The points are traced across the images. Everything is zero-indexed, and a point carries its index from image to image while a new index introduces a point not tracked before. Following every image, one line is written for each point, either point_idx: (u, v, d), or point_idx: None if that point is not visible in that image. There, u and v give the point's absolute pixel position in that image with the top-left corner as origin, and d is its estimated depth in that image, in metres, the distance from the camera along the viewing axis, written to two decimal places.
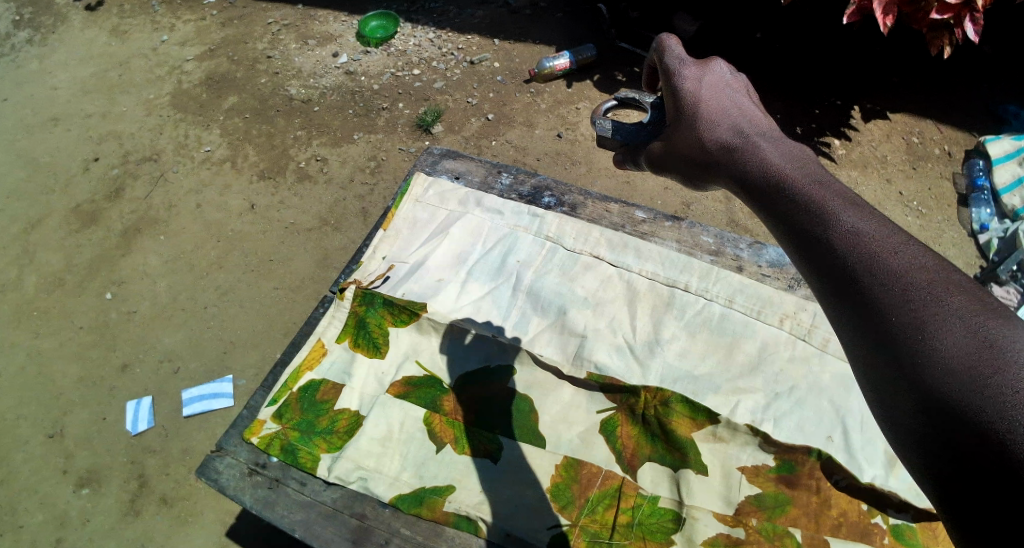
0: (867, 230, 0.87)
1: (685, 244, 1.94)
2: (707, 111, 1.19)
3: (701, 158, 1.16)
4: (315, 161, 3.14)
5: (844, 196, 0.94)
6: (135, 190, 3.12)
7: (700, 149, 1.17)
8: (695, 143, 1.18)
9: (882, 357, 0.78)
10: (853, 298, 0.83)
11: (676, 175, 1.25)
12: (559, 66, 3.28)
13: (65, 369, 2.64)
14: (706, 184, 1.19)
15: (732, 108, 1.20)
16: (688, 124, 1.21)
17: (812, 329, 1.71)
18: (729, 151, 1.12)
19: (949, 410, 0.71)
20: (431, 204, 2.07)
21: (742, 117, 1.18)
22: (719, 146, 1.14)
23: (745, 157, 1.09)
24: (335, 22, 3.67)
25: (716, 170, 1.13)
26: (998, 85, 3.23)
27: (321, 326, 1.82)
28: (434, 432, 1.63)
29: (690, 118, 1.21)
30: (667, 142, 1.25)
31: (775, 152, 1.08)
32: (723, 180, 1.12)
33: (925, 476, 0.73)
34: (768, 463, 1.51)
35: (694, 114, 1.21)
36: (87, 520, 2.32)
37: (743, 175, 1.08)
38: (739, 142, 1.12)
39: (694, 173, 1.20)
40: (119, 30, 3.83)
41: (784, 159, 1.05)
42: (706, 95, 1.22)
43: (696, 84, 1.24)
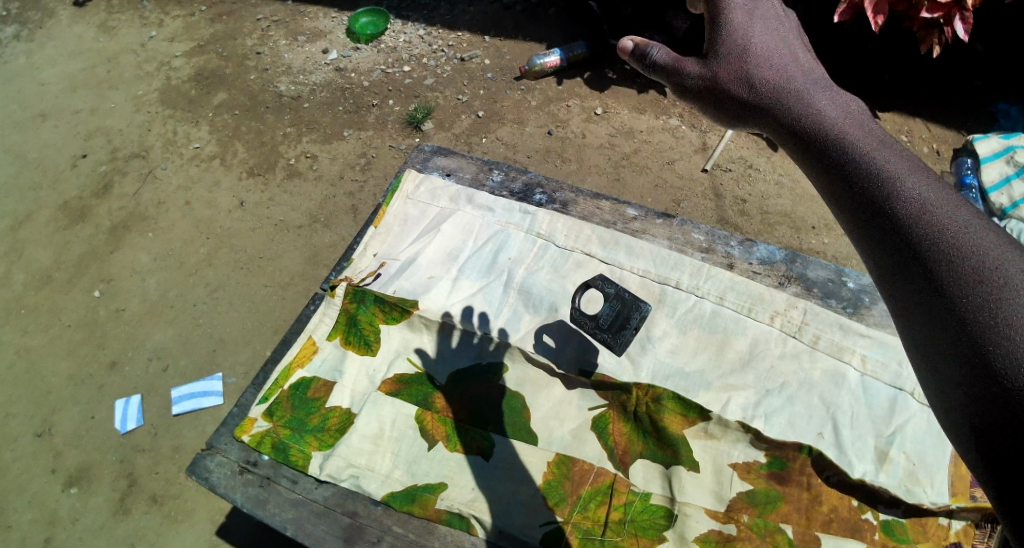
0: (931, 197, 0.93)
1: (676, 241, 1.93)
2: (753, 49, 1.22)
3: (744, 98, 1.20)
4: (305, 158, 3.12)
5: (903, 160, 0.99)
6: (123, 186, 3.09)
7: (743, 87, 1.20)
8: (739, 81, 1.21)
9: (932, 311, 0.85)
10: (908, 255, 0.90)
11: (706, 108, 1.28)
12: (550, 64, 3.27)
13: (53, 367, 2.61)
14: (738, 123, 1.24)
15: (779, 47, 1.22)
16: (738, 62, 1.22)
17: (802, 325, 1.72)
18: (775, 94, 1.17)
19: (972, 345, 0.80)
20: (422, 201, 2.05)
21: (788, 60, 1.21)
22: (766, 88, 1.18)
23: (791, 102, 1.15)
24: (325, 19, 3.65)
25: (757, 112, 1.19)
26: (988, 83, 3.25)
27: (312, 323, 1.80)
28: (426, 430, 1.62)
29: (742, 57, 1.22)
30: (702, 69, 1.25)
31: (823, 100, 1.14)
32: (766, 124, 1.18)
33: (958, 419, 0.80)
34: (760, 460, 1.52)
35: (747, 55, 1.21)
36: (76, 519, 2.30)
37: (798, 129, 1.12)
38: (786, 86, 1.17)
39: (729, 110, 1.23)
40: (107, 25, 3.79)
41: (832, 107, 1.12)
42: (760, 37, 1.23)
43: (745, 18, 1.24)
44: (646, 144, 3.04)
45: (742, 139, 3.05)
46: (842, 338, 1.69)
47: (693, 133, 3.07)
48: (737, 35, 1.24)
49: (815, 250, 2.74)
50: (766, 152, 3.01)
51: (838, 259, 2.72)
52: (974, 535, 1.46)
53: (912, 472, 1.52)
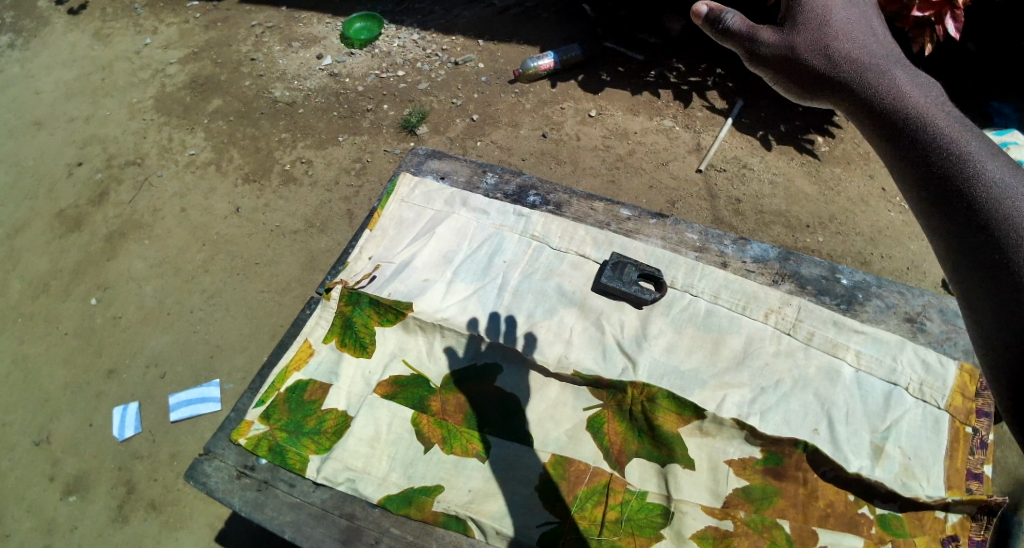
0: (1009, 183, 0.98)
1: (670, 241, 1.94)
2: (830, 22, 1.24)
3: (819, 69, 1.22)
4: (300, 163, 3.13)
5: (979, 144, 1.04)
6: (119, 194, 3.10)
7: (820, 58, 1.22)
8: (817, 51, 1.22)
9: (996, 285, 0.91)
10: (980, 232, 0.95)
11: (775, 76, 1.28)
12: (543, 67, 3.30)
13: (50, 375, 2.61)
14: (804, 92, 1.26)
15: (854, 21, 1.25)
16: (818, 30, 1.23)
17: (796, 323, 1.73)
18: (852, 67, 1.20)
19: None
20: (417, 205, 2.06)
21: (863, 34, 1.23)
22: (843, 61, 1.20)
23: (870, 76, 1.18)
24: (319, 25, 3.66)
25: (831, 84, 1.21)
26: (979, 82, 3.27)
27: (308, 326, 1.81)
28: (422, 432, 1.63)
29: (821, 28, 1.23)
30: (780, 36, 1.26)
31: (902, 78, 1.17)
32: (838, 96, 1.20)
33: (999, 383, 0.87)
34: (755, 456, 1.53)
35: (828, 25, 1.23)
36: (75, 527, 2.30)
37: (873, 103, 1.16)
38: (863, 60, 1.20)
39: (800, 80, 1.24)
40: (102, 33, 3.80)
41: (911, 86, 1.15)
42: (842, 9, 1.25)
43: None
44: (640, 146, 3.05)
45: (736, 139, 3.06)
46: (836, 335, 1.70)
47: (687, 134, 3.09)
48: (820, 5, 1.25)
49: (810, 249, 2.75)
50: (759, 152, 3.02)
51: (833, 258, 2.73)
52: (971, 528, 1.47)
53: (908, 467, 1.53)
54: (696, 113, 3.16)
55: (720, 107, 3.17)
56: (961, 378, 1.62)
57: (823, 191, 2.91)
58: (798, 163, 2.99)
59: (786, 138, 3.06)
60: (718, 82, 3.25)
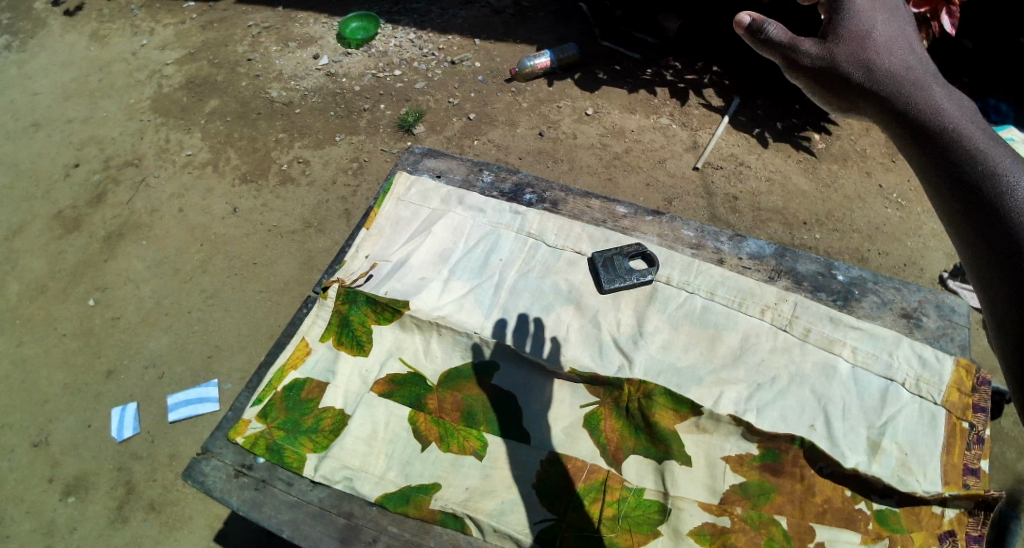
0: None
1: (665, 238, 1.94)
2: (873, 34, 1.20)
3: (860, 84, 1.17)
4: (298, 163, 3.13)
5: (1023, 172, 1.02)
6: (117, 195, 3.10)
7: (862, 71, 1.17)
8: (859, 64, 1.17)
9: None
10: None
11: (814, 88, 1.24)
12: (540, 65, 3.29)
13: (49, 376, 2.61)
14: (843, 105, 1.22)
15: (898, 33, 1.20)
16: (859, 42, 1.19)
17: (793, 319, 1.73)
18: (896, 82, 1.15)
19: None
20: (413, 203, 2.06)
21: (908, 49, 1.19)
22: (886, 76, 1.16)
23: (912, 93, 1.14)
24: (316, 25, 3.66)
25: (873, 99, 1.16)
26: (976, 77, 3.27)
27: (305, 325, 1.81)
28: (419, 431, 1.63)
29: (862, 39, 1.19)
30: (820, 47, 1.21)
31: (943, 97, 1.14)
32: (880, 112, 1.16)
33: None
34: (752, 452, 1.53)
35: (869, 38, 1.19)
36: (74, 528, 2.30)
37: (914, 122, 1.12)
38: (906, 75, 1.16)
39: (839, 93, 1.20)
40: (99, 34, 3.80)
41: (952, 106, 1.12)
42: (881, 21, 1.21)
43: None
44: (637, 144, 3.05)
45: (733, 137, 3.06)
46: (833, 330, 1.70)
47: (683, 132, 3.09)
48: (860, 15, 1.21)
49: (807, 245, 2.75)
50: (756, 150, 3.02)
51: (830, 254, 2.74)
52: (969, 523, 1.46)
53: (904, 463, 1.53)
54: (692, 111, 3.16)
55: (716, 105, 3.17)
56: (957, 373, 1.62)
57: (821, 188, 2.91)
58: (795, 160, 3.00)
59: (782, 135, 3.07)
60: (714, 80, 3.26)
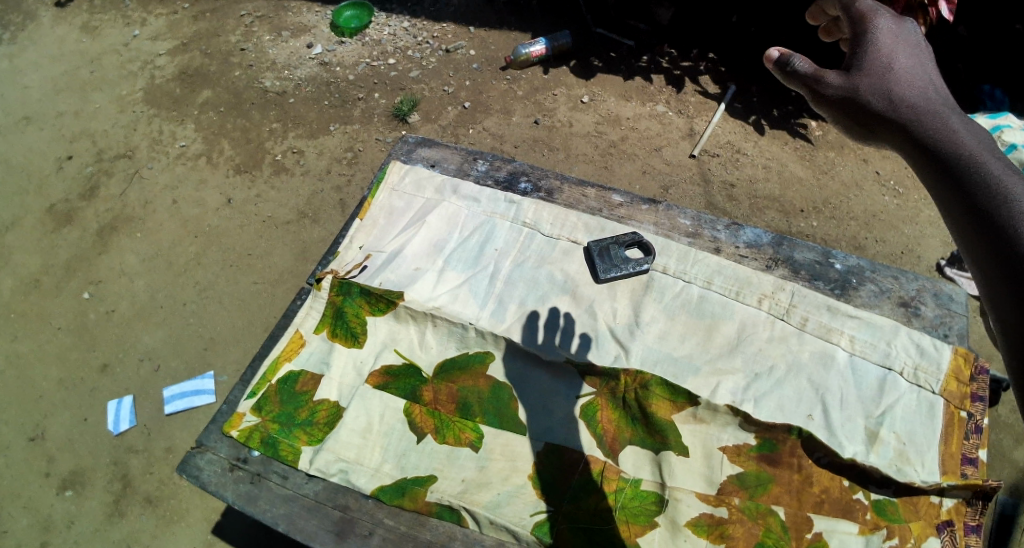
0: None
1: (662, 226, 1.92)
2: (895, 69, 1.26)
3: (880, 111, 1.23)
4: (292, 153, 3.10)
5: None
6: (110, 187, 3.07)
7: (882, 100, 1.23)
8: (879, 93, 1.23)
9: None
10: None
11: (838, 117, 1.29)
12: (535, 53, 3.25)
13: (44, 372, 2.60)
14: (863, 131, 1.27)
15: (920, 70, 1.26)
16: (876, 73, 1.25)
17: (790, 308, 1.72)
18: (913, 110, 1.20)
19: None
20: (407, 193, 2.03)
21: (929, 84, 1.24)
22: (905, 105, 1.21)
23: (926, 116, 1.18)
24: (309, 13, 3.62)
25: (890, 124, 1.21)
26: (974, 63, 3.24)
27: (299, 317, 1.79)
28: (415, 423, 1.62)
29: (880, 71, 1.25)
30: (841, 78, 1.28)
31: (957, 120, 1.17)
32: (897, 135, 1.20)
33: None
34: (750, 443, 1.52)
35: (887, 68, 1.25)
36: (72, 523, 2.29)
37: (928, 143, 1.15)
38: (925, 105, 1.20)
39: (859, 118, 1.26)
40: (90, 26, 3.75)
41: (965, 128, 1.15)
42: (898, 53, 1.27)
43: (891, 39, 1.29)
44: (633, 131, 3.03)
45: (729, 124, 3.04)
46: (831, 320, 1.69)
47: (680, 120, 3.07)
48: (877, 47, 1.28)
49: (804, 233, 2.74)
50: (753, 137, 3.00)
51: (827, 242, 2.72)
52: (967, 512, 1.47)
53: (902, 452, 1.53)
54: (688, 98, 3.13)
55: (713, 92, 3.15)
56: (956, 362, 1.62)
57: (818, 176, 2.89)
58: (791, 147, 2.98)
59: (779, 122, 3.04)
60: (710, 67, 3.23)
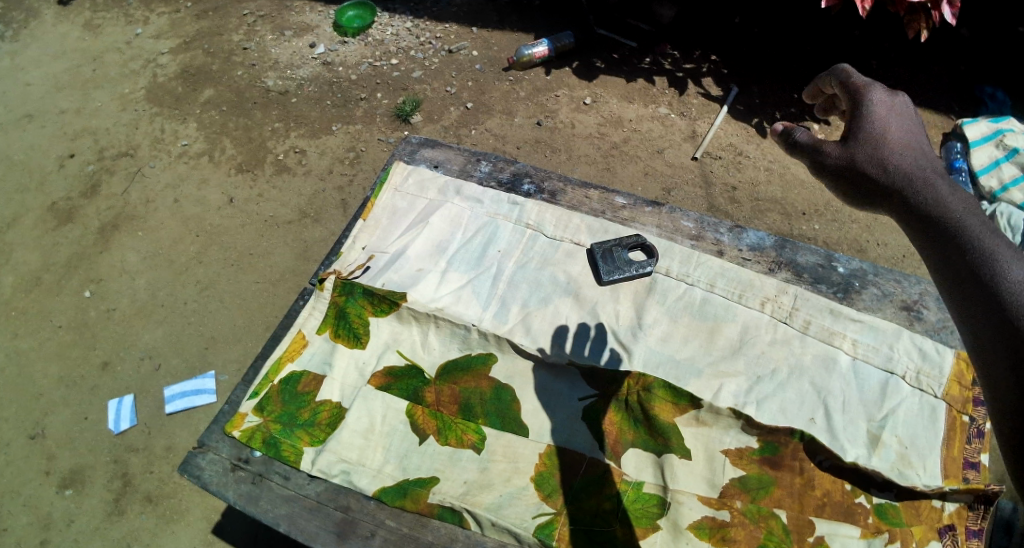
0: None
1: (665, 229, 1.92)
2: (888, 137, 1.27)
3: (878, 183, 1.24)
4: (294, 153, 3.10)
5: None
6: (112, 186, 3.07)
7: (878, 172, 1.24)
8: (875, 165, 1.25)
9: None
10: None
11: (838, 187, 1.31)
12: (537, 54, 3.24)
13: (44, 369, 2.60)
14: (863, 202, 1.28)
15: (912, 139, 1.27)
16: (870, 145, 1.27)
17: (793, 311, 1.72)
18: (909, 180, 1.22)
19: None
20: (410, 194, 2.03)
21: (925, 154, 1.25)
22: (901, 176, 1.23)
23: (921, 189, 1.20)
24: (312, 13, 3.62)
25: (888, 196, 1.23)
26: (976, 67, 3.24)
27: (301, 318, 1.79)
28: (417, 424, 1.62)
29: (873, 142, 1.27)
30: (839, 149, 1.29)
31: (953, 191, 1.19)
32: (896, 209, 1.22)
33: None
34: (752, 446, 1.53)
35: (880, 139, 1.27)
36: (71, 521, 2.29)
37: (927, 219, 1.17)
38: (920, 175, 1.22)
39: (859, 190, 1.27)
40: (92, 24, 3.75)
41: (959, 200, 1.17)
42: (888, 123, 1.28)
43: (886, 109, 1.30)
44: (635, 133, 3.03)
45: (731, 126, 3.04)
46: (833, 323, 1.69)
47: (682, 122, 3.07)
48: (870, 117, 1.29)
49: (806, 236, 2.74)
50: (755, 139, 3.00)
51: (828, 245, 2.72)
52: (968, 517, 1.47)
53: (904, 456, 1.53)
54: (691, 100, 3.13)
55: (715, 94, 3.15)
56: (957, 366, 1.62)
57: None
58: None
59: (780, 125, 3.04)
60: (712, 68, 3.23)
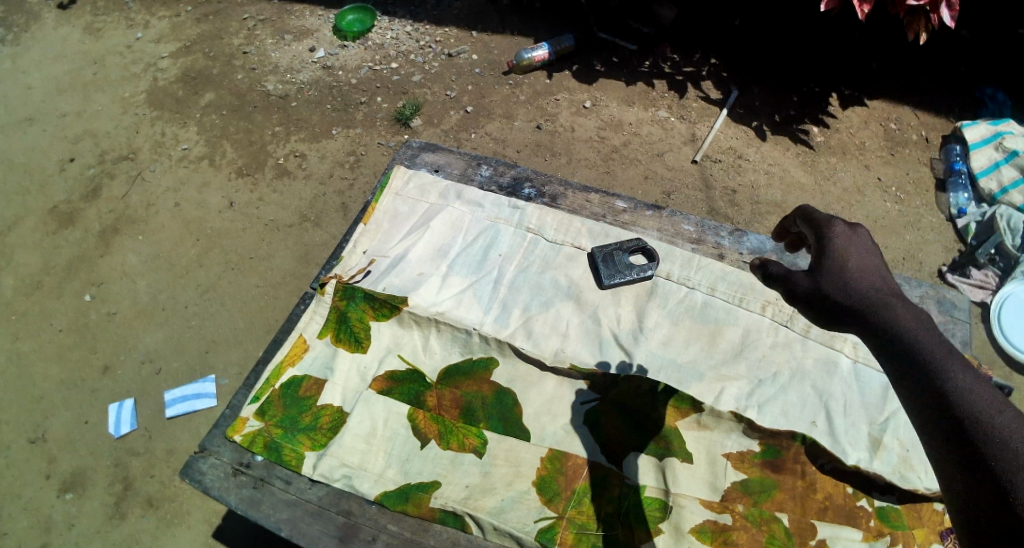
0: None
1: (666, 232, 1.92)
2: (854, 270, 1.14)
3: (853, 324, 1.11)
4: (294, 157, 3.10)
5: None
6: (112, 189, 3.07)
7: (851, 311, 1.11)
8: (846, 302, 1.11)
9: None
10: None
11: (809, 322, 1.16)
12: (538, 58, 3.26)
13: (44, 372, 2.60)
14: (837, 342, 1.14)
15: (878, 272, 1.15)
16: (838, 280, 1.13)
17: (794, 315, 1.72)
18: (882, 322, 1.08)
19: None
20: (411, 198, 2.03)
21: (892, 288, 1.13)
22: (874, 317, 1.09)
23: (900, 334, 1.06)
24: (312, 17, 3.62)
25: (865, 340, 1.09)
26: (976, 70, 3.25)
27: (302, 322, 1.79)
28: (419, 428, 1.62)
29: (842, 277, 1.14)
30: (807, 284, 1.15)
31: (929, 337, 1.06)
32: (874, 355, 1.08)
33: None
34: (754, 449, 1.53)
35: (848, 274, 1.14)
36: (72, 524, 2.29)
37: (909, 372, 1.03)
38: (889, 312, 1.09)
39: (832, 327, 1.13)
40: (92, 27, 3.75)
41: (940, 349, 1.04)
42: (854, 256, 1.16)
43: (847, 241, 1.18)
44: (635, 136, 3.03)
45: (731, 129, 3.04)
46: None
47: (682, 125, 3.07)
48: (833, 250, 1.17)
49: None
50: (755, 142, 3.00)
51: None
52: None
53: (906, 459, 1.53)
54: (690, 103, 3.14)
55: (714, 98, 3.15)
56: None
57: (819, 181, 2.90)
58: (793, 153, 2.98)
59: (780, 128, 3.05)
60: (712, 71, 3.24)
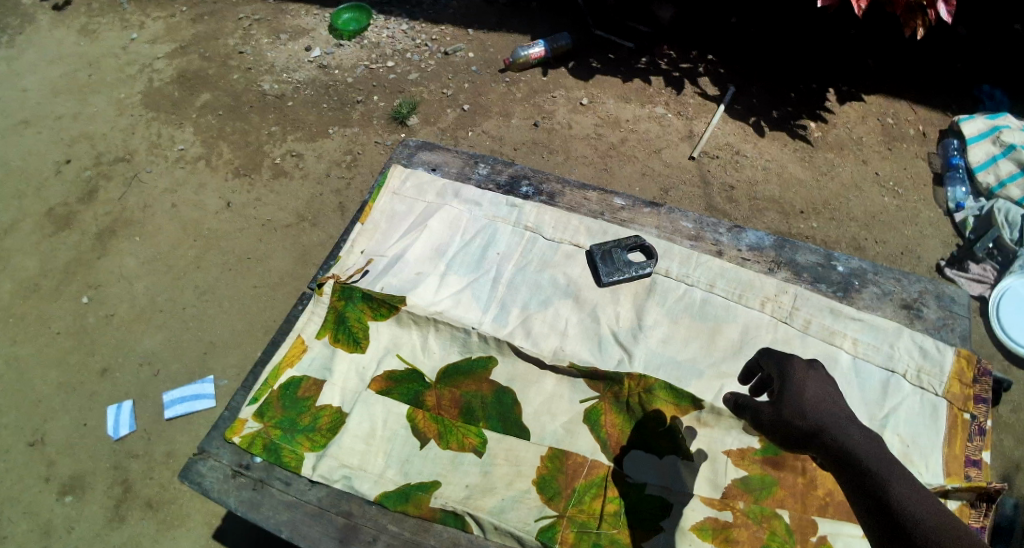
0: None
1: (664, 230, 1.92)
2: (814, 403, 1.21)
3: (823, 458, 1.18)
4: (291, 157, 3.09)
5: None
6: (109, 191, 3.06)
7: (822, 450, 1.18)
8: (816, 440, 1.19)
9: None
10: None
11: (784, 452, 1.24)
12: (534, 55, 3.26)
13: (43, 375, 2.59)
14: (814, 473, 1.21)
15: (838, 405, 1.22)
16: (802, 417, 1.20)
17: (793, 311, 1.71)
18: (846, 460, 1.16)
19: None
20: (409, 197, 2.02)
21: (844, 417, 1.21)
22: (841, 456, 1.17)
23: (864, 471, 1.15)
24: (307, 16, 3.61)
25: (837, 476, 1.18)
26: (973, 65, 3.24)
27: (300, 322, 1.78)
28: (418, 428, 1.62)
29: (805, 412, 1.20)
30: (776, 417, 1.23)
31: (891, 474, 1.14)
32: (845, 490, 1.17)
33: None
34: (754, 446, 1.53)
35: (811, 411, 1.20)
36: (72, 528, 2.28)
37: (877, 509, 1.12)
38: (848, 447, 1.17)
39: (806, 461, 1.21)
40: (88, 29, 3.74)
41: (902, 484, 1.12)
42: (812, 389, 1.23)
43: (804, 376, 1.24)
44: (632, 133, 3.03)
45: (728, 126, 3.04)
46: (834, 322, 1.69)
47: (679, 121, 3.07)
48: (796, 387, 1.23)
49: (804, 235, 2.74)
50: (752, 139, 3.00)
51: (827, 244, 2.73)
52: (971, 515, 1.47)
53: (906, 455, 1.53)
54: (687, 100, 3.13)
55: (711, 94, 3.14)
56: (958, 363, 1.62)
57: (817, 177, 2.90)
58: (791, 149, 2.97)
59: (778, 124, 3.04)
60: (709, 68, 3.23)
